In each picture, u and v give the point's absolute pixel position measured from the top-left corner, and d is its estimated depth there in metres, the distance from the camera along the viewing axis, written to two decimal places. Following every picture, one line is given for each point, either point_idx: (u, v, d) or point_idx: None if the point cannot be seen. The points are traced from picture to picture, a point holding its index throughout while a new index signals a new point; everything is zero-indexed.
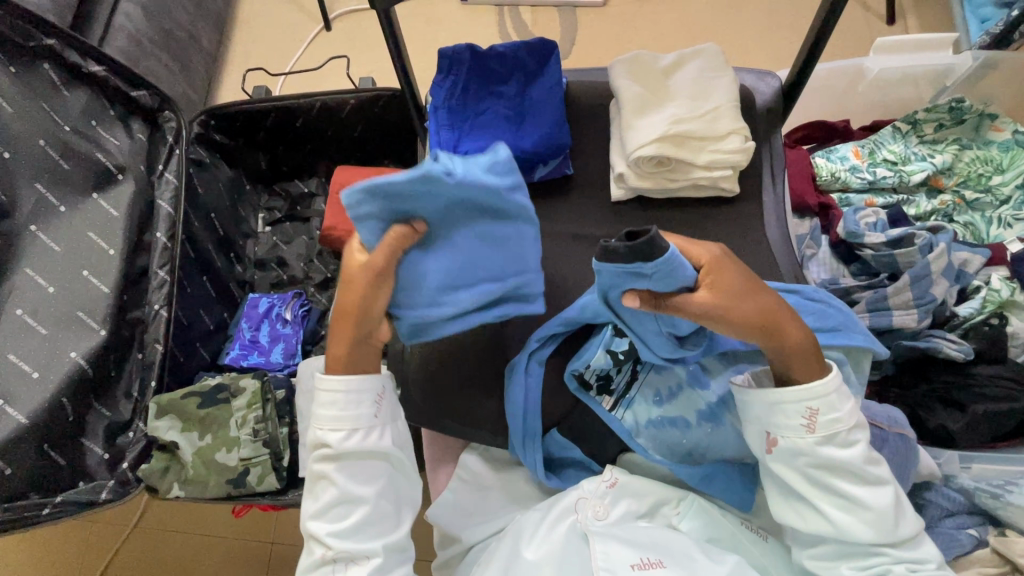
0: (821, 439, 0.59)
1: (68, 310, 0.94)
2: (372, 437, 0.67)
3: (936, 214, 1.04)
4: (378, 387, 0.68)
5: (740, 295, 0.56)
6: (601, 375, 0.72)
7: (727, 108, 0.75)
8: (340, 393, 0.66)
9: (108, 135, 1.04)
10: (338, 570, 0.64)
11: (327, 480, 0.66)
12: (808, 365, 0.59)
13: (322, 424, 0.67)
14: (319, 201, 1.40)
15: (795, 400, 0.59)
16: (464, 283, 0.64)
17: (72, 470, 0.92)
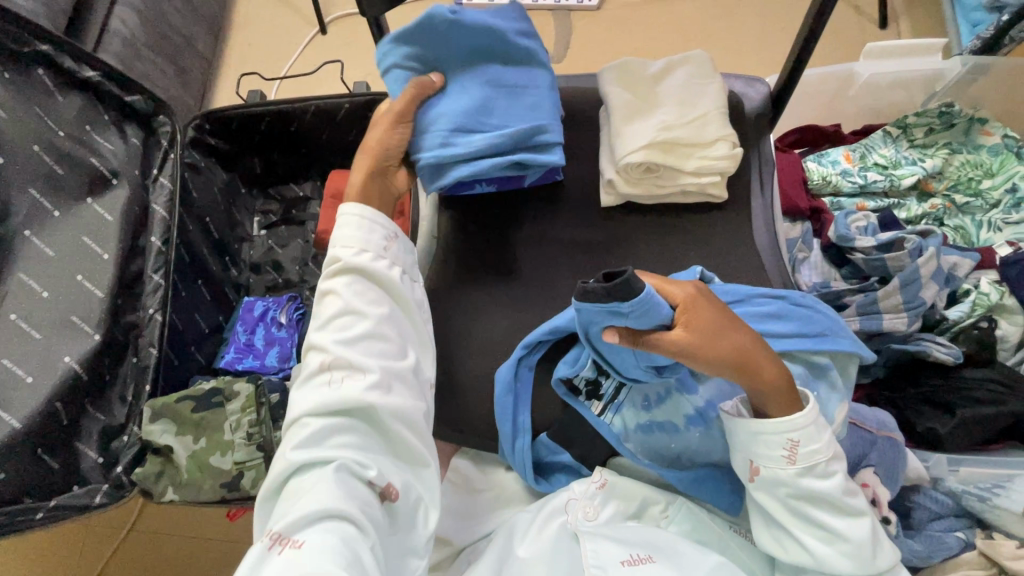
0: (800, 470, 0.59)
1: (62, 315, 0.95)
2: (381, 264, 0.65)
3: (926, 218, 1.04)
4: (388, 223, 0.68)
5: (716, 332, 0.57)
6: (590, 380, 0.73)
7: (715, 114, 0.75)
8: (362, 217, 0.66)
9: (102, 139, 1.04)
10: (333, 381, 0.58)
11: (334, 296, 0.63)
12: (786, 400, 0.59)
13: (339, 242, 0.65)
14: (314, 204, 1.41)
15: (777, 433, 0.59)
16: (480, 126, 0.73)
17: (66, 474, 0.92)
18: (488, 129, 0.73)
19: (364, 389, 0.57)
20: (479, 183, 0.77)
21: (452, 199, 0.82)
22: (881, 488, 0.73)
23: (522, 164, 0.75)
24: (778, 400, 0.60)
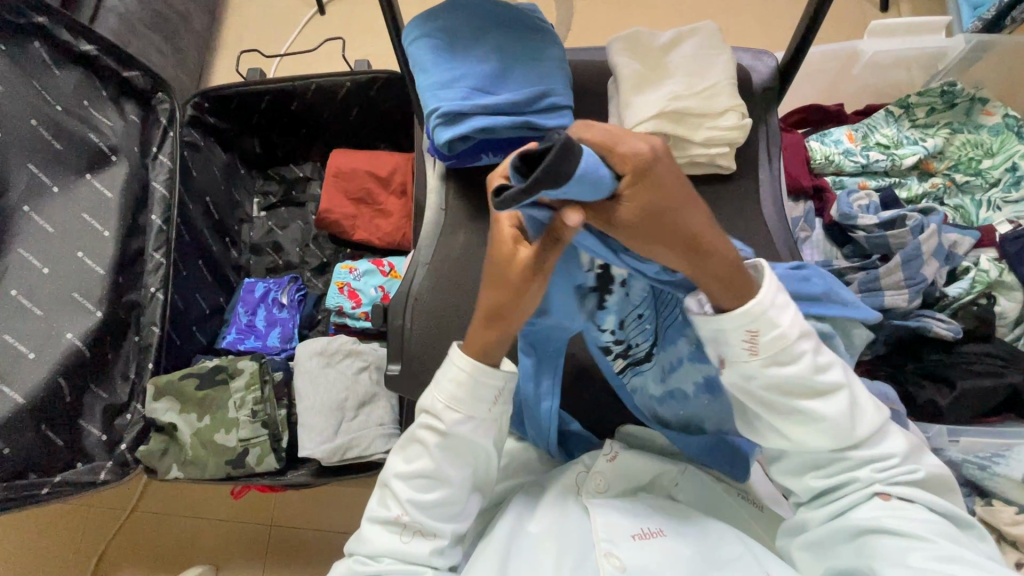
0: (767, 358, 0.53)
1: (64, 292, 0.94)
2: (480, 432, 0.62)
3: (927, 197, 1.05)
4: (501, 386, 0.62)
5: (670, 210, 0.44)
6: (622, 344, 0.69)
7: (725, 85, 0.75)
8: (461, 373, 0.61)
9: (100, 115, 1.03)
10: (404, 535, 0.62)
11: (424, 447, 0.63)
12: (737, 287, 0.51)
13: (439, 395, 0.62)
14: (314, 184, 1.39)
15: (734, 326, 0.52)
16: (497, 89, 0.70)
17: (70, 452, 0.92)
18: (505, 92, 0.70)
19: (431, 553, 0.61)
20: (486, 152, 0.76)
21: (459, 170, 0.81)
22: None
23: (536, 126, 0.70)
24: (734, 293, 0.51)
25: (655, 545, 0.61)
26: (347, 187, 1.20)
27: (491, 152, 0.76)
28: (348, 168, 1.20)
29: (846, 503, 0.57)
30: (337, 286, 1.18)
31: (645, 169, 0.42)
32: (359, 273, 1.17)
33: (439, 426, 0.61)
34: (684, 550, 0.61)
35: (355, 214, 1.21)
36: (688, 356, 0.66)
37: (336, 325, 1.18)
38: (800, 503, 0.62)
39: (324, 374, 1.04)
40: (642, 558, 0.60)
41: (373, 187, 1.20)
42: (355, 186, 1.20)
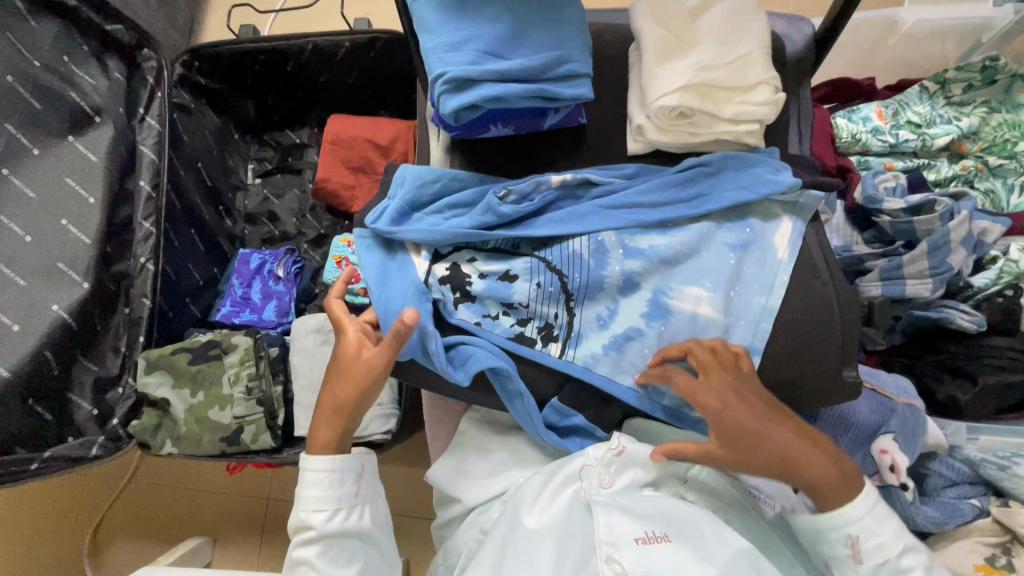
0: (871, 568, 0.61)
1: (48, 261, 0.90)
2: (353, 519, 0.69)
3: (957, 180, 0.99)
4: (358, 466, 0.70)
5: (756, 444, 0.61)
6: (543, 325, 0.71)
7: (759, 55, 0.69)
8: (323, 473, 0.68)
9: (82, 72, 0.96)
10: None
11: (308, 567, 0.67)
12: (837, 494, 0.61)
13: (306, 505, 0.68)
14: (311, 152, 1.33)
15: (835, 530, 0.62)
16: (510, 53, 0.65)
17: (60, 426, 0.90)
18: (518, 56, 0.65)
19: None
20: (495, 124, 0.71)
21: (465, 141, 0.76)
22: (900, 454, 0.76)
23: (550, 95, 0.66)
24: (822, 493, 0.62)
25: (660, 552, 0.59)
26: (345, 155, 1.14)
27: (503, 124, 0.71)
28: (347, 136, 1.14)
29: None
30: (335, 260, 1.12)
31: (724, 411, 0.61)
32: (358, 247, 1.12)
33: (314, 532, 0.66)
34: (690, 561, 0.58)
35: (354, 184, 1.14)
36: (617, 299, 0.71)
37: None
38: None
39: (321, 353, 1.00)
40: (644, 564, 0.58)
41: (373, 156, 1.14)
42: (354, 155, 1.14)
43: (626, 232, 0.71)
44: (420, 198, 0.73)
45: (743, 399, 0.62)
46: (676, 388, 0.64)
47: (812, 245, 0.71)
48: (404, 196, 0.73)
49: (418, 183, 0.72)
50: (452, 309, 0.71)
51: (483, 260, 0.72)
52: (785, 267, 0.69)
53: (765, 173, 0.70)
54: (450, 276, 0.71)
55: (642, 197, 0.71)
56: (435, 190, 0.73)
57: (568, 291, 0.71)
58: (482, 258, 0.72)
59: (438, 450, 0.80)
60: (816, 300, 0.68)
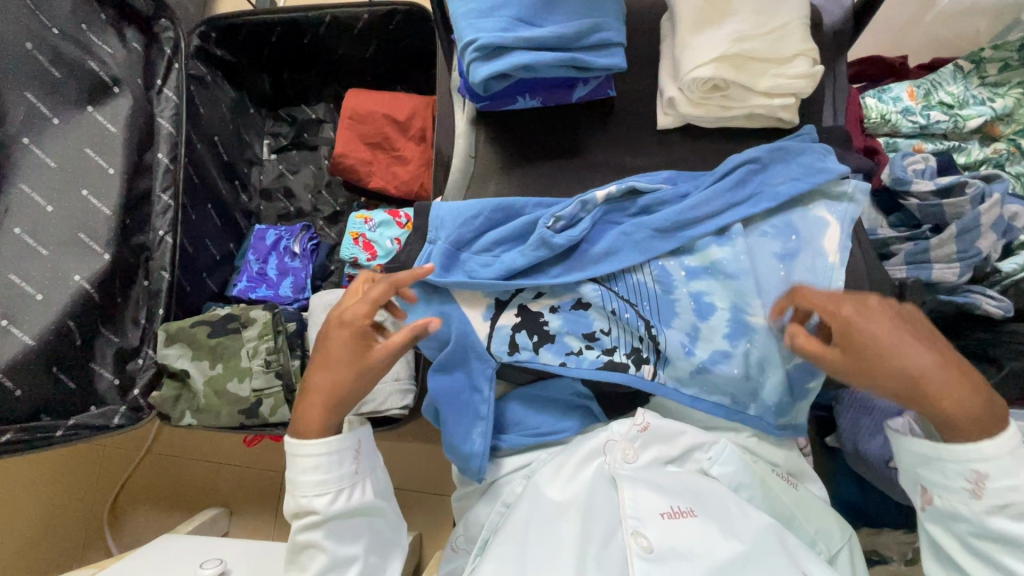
0: (985, 506, 0.56)
1: (69, 231, 0.90)
2: (356, 496, 0.68)
3: (987, 164, 0.97)
4: (357, 444, 0.69)
5: (899, 356, 0.56)
6: (630, 350, 0.70)
7: (797, 26, 0.67)
8: (319, 457, 0.67)
9: (101, 41, 0.95)
10: None
11: (316, 548, 0.67)
12: (978, 426, 0.55)
13: (304, 491, 0.67)
14: (327, 127, 1.31)
15: (960, 460, 0.57)
16: (542, 21, 0.63)
17: (83, 395, 0.90)
18: (550, 24, 0.63)
19: None
20: (522, 95, 0.71)
21: (492, 113, 0.75)
22: None
23: (583, 65, 0.65)
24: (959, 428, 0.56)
25: (685, 525, 0.60)
26: (363, 131, 1.13)
27: (531, 95, 0.71)
28: (366, 110, 1.12)
29: None
30: (352, 237, 1.11)
31: (858, 322, 0.58)
32: (374, 224, 1.11)
33: (319, 516, 0.65)
34: (716, 534, 0.59)
35: (372, 160, 1.13)
36: (692, 323, 0.69)
37: (350, 277, 1.13)
38: None
39: None
40: (670, 538, 0.59)
41: (391, 132, 1.12)
42: (372, 130, 1.13)
43: (681, 254, 0.71)
44: (464, 237, 0.71)
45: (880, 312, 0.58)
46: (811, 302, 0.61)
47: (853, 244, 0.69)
48: (448, 238, 0.71)
49: (462, 220, 0.71)
50: (533, 354, 0.70)
51: (548, 293, 0.72)
52: (838, 272, 0.67)
53: (812, 162, 0.69)
54: (524, 322, 0.71)
55: (695, 211, 0.69)
56: (478, 226, 0.72)
57: (643, 316, 0.70)
58: (549, 292, 0.72)
59: None
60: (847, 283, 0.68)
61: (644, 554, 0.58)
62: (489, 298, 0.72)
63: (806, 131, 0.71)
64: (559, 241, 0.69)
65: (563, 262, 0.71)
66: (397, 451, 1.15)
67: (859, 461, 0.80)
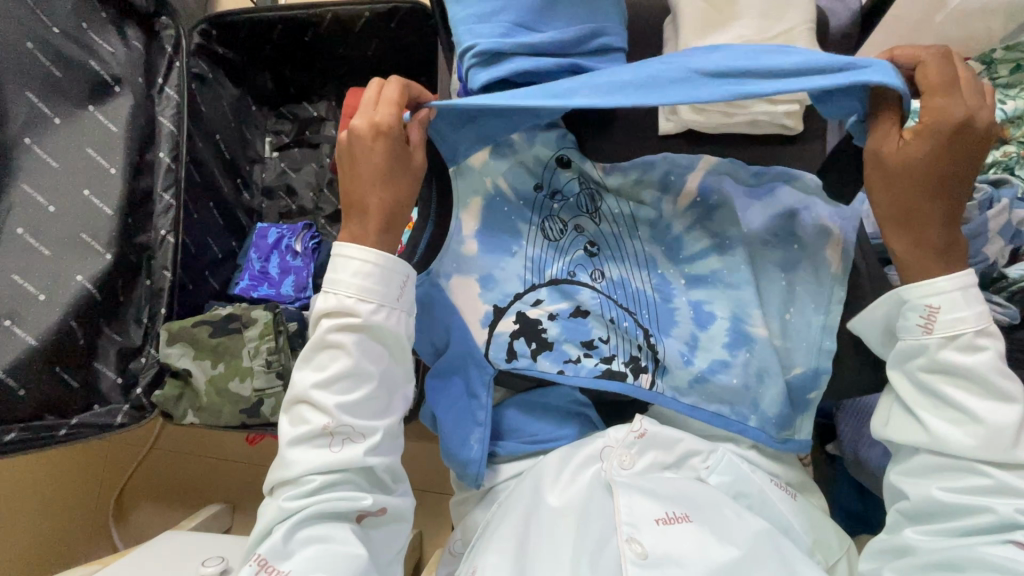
0: (938, 340, 0.59)
1: (72, 231, 0.90)
2: (392, 319, 0.64)
3: (996, 167, 0.94)
4: (404, 271, 0.65)
5: (941, 165, 0.56)
6: (630, 359, 0.69)
7: (804, 30, 0.66)
8: (369, 264, 0.63)
9: (101, 40, 0.95)
10: (335, 445, 0.63)
11: (340, 350, 0.64)
12: (936, 258, 0.59)
13: (345, 291, 0.63)
14: (328, 125, 1.31)
15: (918, 297, 0.59)
16: (542, 26, 0.62)
17: (86, 393, 0.91)
18: (550, 29, 0.63)
19: (364, 454, 0.63)
20: None
21: None
22: None
23: (584, 71, 0.64)
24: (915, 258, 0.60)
25: (681, 531, 0.60)
26: None
27: None
28: None
29: (969, 534, 0.57)
30: None
31: (937, 125, 0.55)
32: None
33: (358, 320, 0.62)
34: (712, 540, 0.59)
35: None
36: (692, 332, 0.69)
37: None
38: (903, 513, 0.63)
39: None
40: (664, 545, 0.59)
41: None
42: None
43: (681, 262, 0.71)
44: (460, 237, 0.72)
45: (976, 139, 0.55)
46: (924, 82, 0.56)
47: (855, 260, 0.68)
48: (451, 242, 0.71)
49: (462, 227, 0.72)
50: (532, 361, 0.70)
51: (547, 299, 0.71)
52: (840, 282, 0.66)
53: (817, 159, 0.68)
54: (522, 330, 0.70)
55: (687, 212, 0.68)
56: (477, 231, 0.72)
57: (642, 326, 0.70)
58: (549, 298, 0.71)
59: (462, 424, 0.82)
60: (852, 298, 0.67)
61: (638, 561, 0.58)
62: (489, 305, 0.71)
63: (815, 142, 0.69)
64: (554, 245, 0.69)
65: (563, 269, 0.72)
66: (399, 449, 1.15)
67: (859, 470, 0.79)
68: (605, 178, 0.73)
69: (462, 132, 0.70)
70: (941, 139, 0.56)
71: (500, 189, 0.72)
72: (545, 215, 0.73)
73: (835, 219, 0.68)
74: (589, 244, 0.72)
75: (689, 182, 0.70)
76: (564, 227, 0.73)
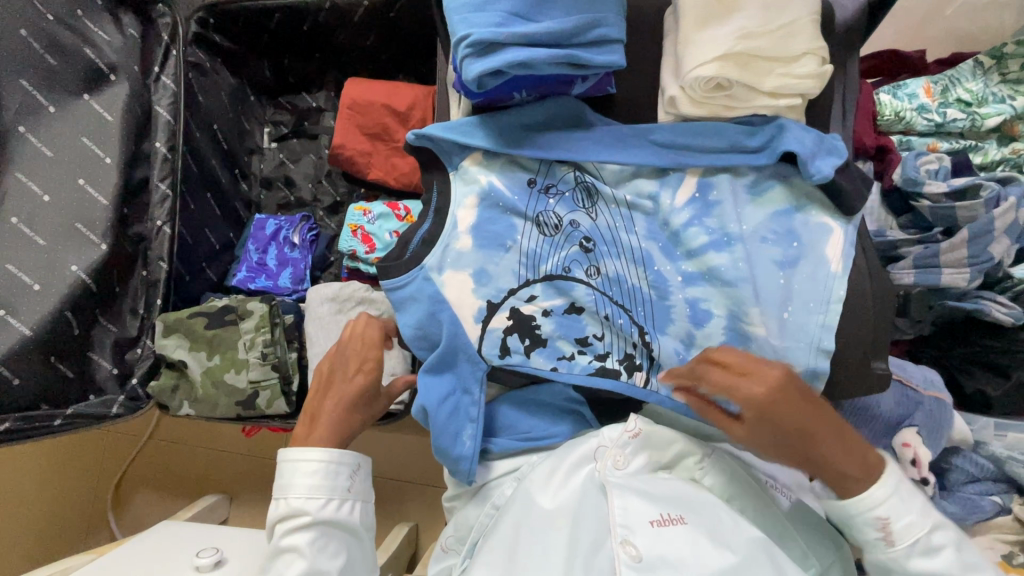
0: (901, 549, 0.60)
1: (66, 221, 0.89)
2: (344, 510, 0.71)
3: (1004, 164, 0.93)
4: (354, 462, 0.72)
5: (790, 431, 0.58)
6: (623, 357, 0.70)
7: (807, 22, 0.64)
8: (322, 463, 0.71)
9: (96, 27, 0.94)
10: None
11: (295, 554, 0.68)
12: (860, 483, 0.60)
13: (297, 493, 0.70)
14: (327, 116, 1.29)
15: (863, 513, 0.60)
16: (537, 15, 0.61)
17: (81, 384, 0.91)
18: (545, 19, 0.61)
19: None
20: (518, 91, 0.69)
21: (487, 108, 0.73)
22: (922, 449, 0.75)
23: (580, 62, 0.63)
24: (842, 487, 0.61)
25: (674, 534, 0.59)
26: (363, 121, 1.11)
27: (524, 91, 0.69)
28: (364, 100, 1.10)
29: None
30: (350, 229, 1.09)
31: (760, 404, 0.58)
32: (373, 216, 1.08)
33: (309, 518, 0.68)
34: (705, 542, 0.59)
35: (371, 151, 1.12)
36: (688, 331, 0.68)
37: (348, 270, 1.11)
38: None
39: (335, 322, 0.99)
40: (659, 547, 0.59)
41: (391, 123, 1.10)
42: (371, 120, 1.11)
43: (679, 259, 0.70)
44: (455, 233, 0.71)
45: (788, 398, 0.57)
46: (714, 386, 0.60)
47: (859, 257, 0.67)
48: (445, 235, 0.71)
49: (457, 221, 0.72)
50: (525, 357, 0.70)
51: (541, 296, 0.71)
52: (841, 280, 0.65)
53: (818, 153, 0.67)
54: (516, 325, 0.70)
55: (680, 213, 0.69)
56: (472, 225, 0.72)
57: (637, 323, 0.70)
58: (544, 294, 0.71)
59: None
60: (860, 297, 0.65)
61: (632, 563, 0.58)
62: (483, 300, 0.71)
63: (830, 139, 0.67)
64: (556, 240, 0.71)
65: (558, 265, 0.71)
66: (396, 443, 1.15)
67: None
68: (604, 173, 0.72)
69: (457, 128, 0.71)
70: (775, 418, 0.58)
71: (495, 187, 0.72)
72: (540, 209, 0.72)
73: (837, 217, 0.67)
74: (584, 239, 0.71)
75: (688, 176, 0.70)
76: (560, 221, 0.72)
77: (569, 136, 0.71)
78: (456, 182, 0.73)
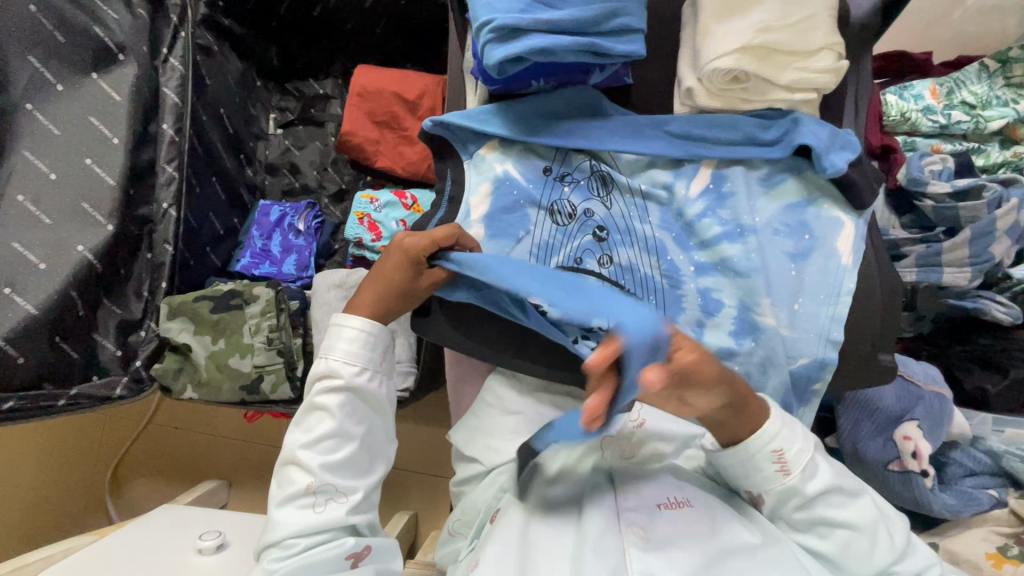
0: (798, 476, 0.60)
1: (73, 200, 0.88)
2: (376, 382, 0.69)
3: (1006, 167, 0.94)
4: (390, 338, 0.70)
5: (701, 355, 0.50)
6: None
7: (825, 17, 0.65)
8: (360, 331, 0.68)
9: (105, 5, 0.92)
10: (317, 505, 0.65)
11: (325, 412, 0.67)
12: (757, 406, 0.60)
13: (337, 355, 0.68)
14: (334, 103, 1.29)
15: (762, 448, 0.60)
16: (559, 2, 0.62)
17: (85, 365, 0.90)
18: (567, 6, 0.62)
19: (346, 513, 0.65)
20: (537, 79, 0.70)
21: (503, 94, 0.74)
22: (923, 442, 0.77)
23: (602, 50, 0.63)
24: (760, 419, 0.59)
25: (681, 515, 0.60)
26: (372, 108, 1.11)
27: (542, 79, 0.70)
28: (374, 88, 1.10)
29: None
30: (357, 217, 1.09)
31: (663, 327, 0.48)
32: (380, 204, 1.08)
33: (344, 380, 0.66)
34: (712, 522, 0.60)
35: (379, 139, 1.11)
36: (696, 322, 0.69)
37: (354, 258, 1.11)
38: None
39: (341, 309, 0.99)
40: (668, 528, 0.59)
41: (400, 111, 1.10)
42: (380, 108, 1.11)
43: (692, 250, 0.71)
44: (467, 221, 0.72)
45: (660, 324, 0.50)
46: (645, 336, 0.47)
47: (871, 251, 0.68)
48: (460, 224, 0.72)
49: (469, 211, 0.72)
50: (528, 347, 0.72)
51: None
52: (850, 273, 0.66)
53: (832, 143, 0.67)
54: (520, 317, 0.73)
55: (689, 205, 0.71)
56: (484, 215, 0.72)
57: (646, 314, 0.71)
58: None
59: (462, 408, 0.82)
60: (869, 290, 0.66)
61: (641, 543, 0.58)
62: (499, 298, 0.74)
63: (846, 135, 0.68)
64: (570, 230, 0.72)
65: (570, 254, 0.72)
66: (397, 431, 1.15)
67: (856, 463, 0.82)
68: (618, 163, 0.73)
69: (470, 118, 0.71)
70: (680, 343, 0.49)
71: (510, 175, 0.72)
72: (554, 197, 0.72)
73: (847, 210, 0.68)
74: (598, 228, 0.72)
75: (702, 168, 0.71)
76: (574, 210, 0.72)
77: (586, 125, 0.72)
78: (471, 170, 0.73)
